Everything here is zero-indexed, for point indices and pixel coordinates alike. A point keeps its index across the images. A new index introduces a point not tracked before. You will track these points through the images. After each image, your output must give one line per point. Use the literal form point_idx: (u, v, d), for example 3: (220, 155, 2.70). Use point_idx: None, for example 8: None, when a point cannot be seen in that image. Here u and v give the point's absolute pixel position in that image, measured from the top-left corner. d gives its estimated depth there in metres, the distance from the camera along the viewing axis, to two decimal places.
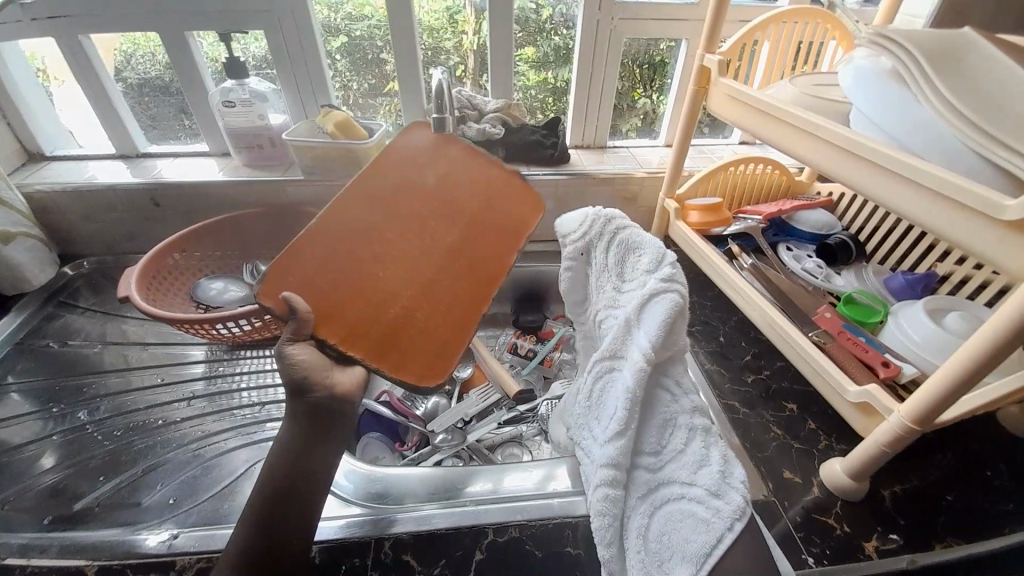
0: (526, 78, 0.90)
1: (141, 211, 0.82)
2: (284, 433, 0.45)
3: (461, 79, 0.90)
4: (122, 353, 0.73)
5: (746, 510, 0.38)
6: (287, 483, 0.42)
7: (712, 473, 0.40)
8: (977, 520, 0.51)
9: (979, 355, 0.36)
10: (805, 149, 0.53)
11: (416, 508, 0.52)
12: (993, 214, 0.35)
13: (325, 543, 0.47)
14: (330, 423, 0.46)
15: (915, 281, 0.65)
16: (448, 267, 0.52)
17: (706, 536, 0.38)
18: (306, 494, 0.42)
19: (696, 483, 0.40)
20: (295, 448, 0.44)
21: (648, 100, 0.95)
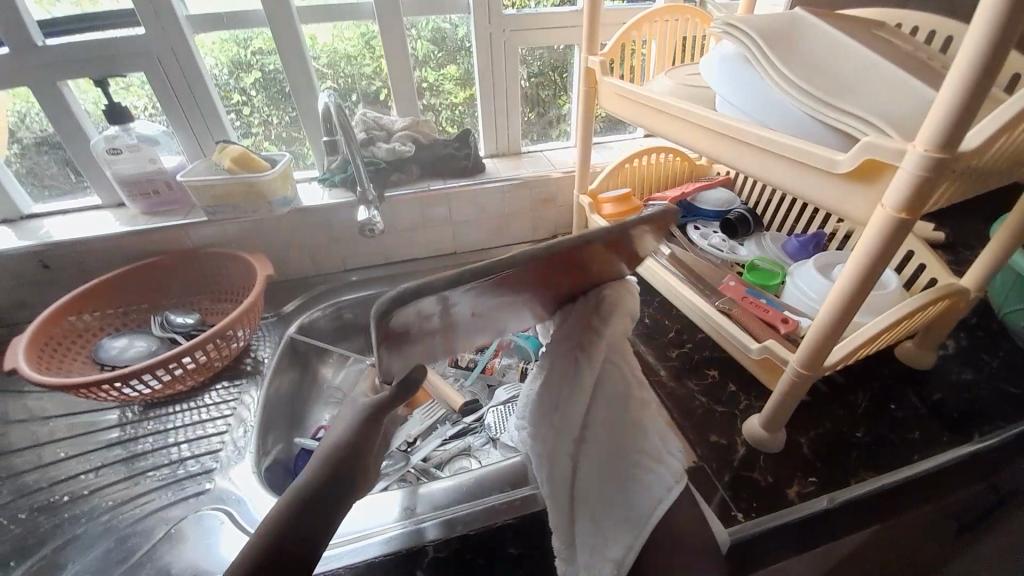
0: (454, 95, 0.92)
1: (30, 275, 0.75)
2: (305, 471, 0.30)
3: (387, 103, 0.90)
4: (23, 430, 0.66)
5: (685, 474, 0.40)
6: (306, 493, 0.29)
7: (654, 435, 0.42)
8: (883, 451, 0.55)
9: (843, 298, 0.40)
10: (683, 134, 0.56)
11: (381, 532, 0.50)
12: (831, 169, 0.39)
13: None
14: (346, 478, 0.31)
15: (807, 242, 0.70)
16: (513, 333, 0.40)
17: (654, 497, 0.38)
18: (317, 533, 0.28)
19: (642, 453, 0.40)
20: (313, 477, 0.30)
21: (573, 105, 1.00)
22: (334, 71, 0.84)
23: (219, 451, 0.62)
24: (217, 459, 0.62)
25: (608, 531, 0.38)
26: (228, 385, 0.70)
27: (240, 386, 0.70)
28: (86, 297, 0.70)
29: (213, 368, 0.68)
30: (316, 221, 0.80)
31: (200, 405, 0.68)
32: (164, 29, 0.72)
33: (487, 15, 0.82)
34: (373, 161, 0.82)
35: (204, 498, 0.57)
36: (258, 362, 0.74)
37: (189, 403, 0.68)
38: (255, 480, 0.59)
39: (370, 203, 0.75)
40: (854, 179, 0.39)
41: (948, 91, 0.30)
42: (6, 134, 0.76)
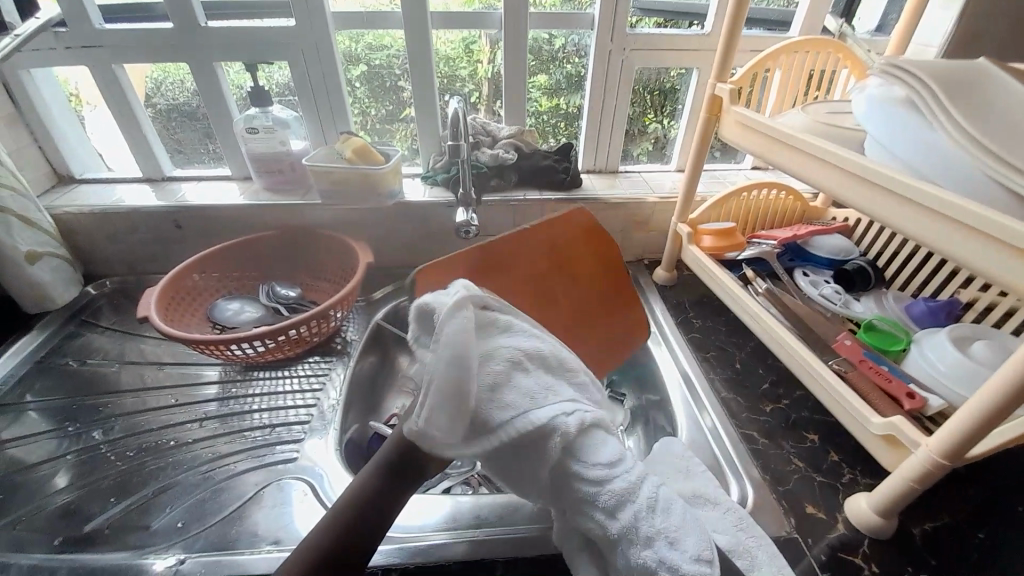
0: (539, 104, 0.92)
1: (164, 232, 0.84)
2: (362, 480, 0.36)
3: (476, 105, 0.93)
4: (140, 372, 0.74)
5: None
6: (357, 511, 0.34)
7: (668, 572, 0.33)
8: (1015, 563, 0.48)
9: (1012, 386, 0.35)
10: (818, 176, 0.52)
11: (424, 537, 0.50)
12: (1016, 242, 0.35)
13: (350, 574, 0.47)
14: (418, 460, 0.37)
15: (938, 309, 0.63)
16: None
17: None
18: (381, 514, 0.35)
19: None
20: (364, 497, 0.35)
21: (658, 125, 0.96)
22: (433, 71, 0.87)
23: (303, 425, 0.66)
24: (299, 432, 0.65)
25: None
26: (320, 360, 0.75)
27: (330, 363, 0.74)
28: (208, 259, 0.77)
29: (310, 343, 0.72)
30: (414, 216, 0.83)
31: (291, 378, 0.72)
32: (310, 24, 0.78)
33: (609, 33, 0.82)
34: (476, 164, 0.83)
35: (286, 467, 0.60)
36: (347, 342, 0.78)
37: (281, 372, 0.73)
38: (334, 456, 0.61)
39: (470, 205, 0.76)
40: None
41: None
42: (141, 97, 0.86)
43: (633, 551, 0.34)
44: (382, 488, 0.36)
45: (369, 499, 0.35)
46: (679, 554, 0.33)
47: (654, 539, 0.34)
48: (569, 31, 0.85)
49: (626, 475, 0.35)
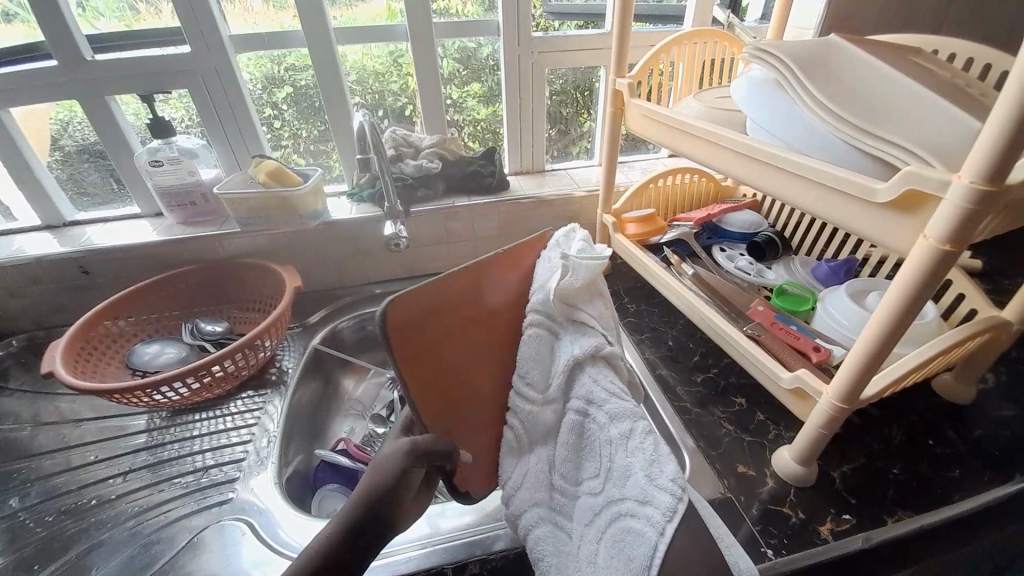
0: (478, 112, 0.94)
1: (71, 280, 0.78)
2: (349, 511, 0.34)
3: (413, 118, 0.92)
4: (56, 431, 0.68)
5: (683, 494, 0.36)
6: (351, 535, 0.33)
7: (640, 481, 0.37)
8: (921, 488, 0.53)
9: (884, 329, 0.39)
10: (713, 158, 0.56)
11: (396, 552, 0.50)
12: (869, 198, 0.39)
13: None
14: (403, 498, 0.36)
15: (839, 268, 0.69)
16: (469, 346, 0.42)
17: (644, 546, 0.36)
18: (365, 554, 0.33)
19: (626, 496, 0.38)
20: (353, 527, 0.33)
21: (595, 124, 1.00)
22: (363, 87, 0.87)
23: (242, 461, 0.63)
24: (239, 468, 0.62)
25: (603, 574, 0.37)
26: (254, 394, 0.72)
27: (265, 396, 0.72)
28: (121, 303, 0.72)
29: (240, 377, 0.69)
30: (344, 234, 0.82)
31: (226, 415, 0.69)
32: (208, 49, 0.75)
33: (517, 39, 0.84)
34: (400, 176, 0.83)
35: (227, 506, 0.58)
36: (282, 371, 0.75)
37: (213, 411, 0.69)
38: (278, 488, 0.59)
39: (397, 217, 0.76)
40: (891, 211, 0.38)
41: (998, 123, 0.30)
42: (49, 141, 0.80)
43: (620, 457, 0.39)
44: (370, 523, 0.34)
45: (358, 531, 0.33)
46: (659, 470, 0.37)
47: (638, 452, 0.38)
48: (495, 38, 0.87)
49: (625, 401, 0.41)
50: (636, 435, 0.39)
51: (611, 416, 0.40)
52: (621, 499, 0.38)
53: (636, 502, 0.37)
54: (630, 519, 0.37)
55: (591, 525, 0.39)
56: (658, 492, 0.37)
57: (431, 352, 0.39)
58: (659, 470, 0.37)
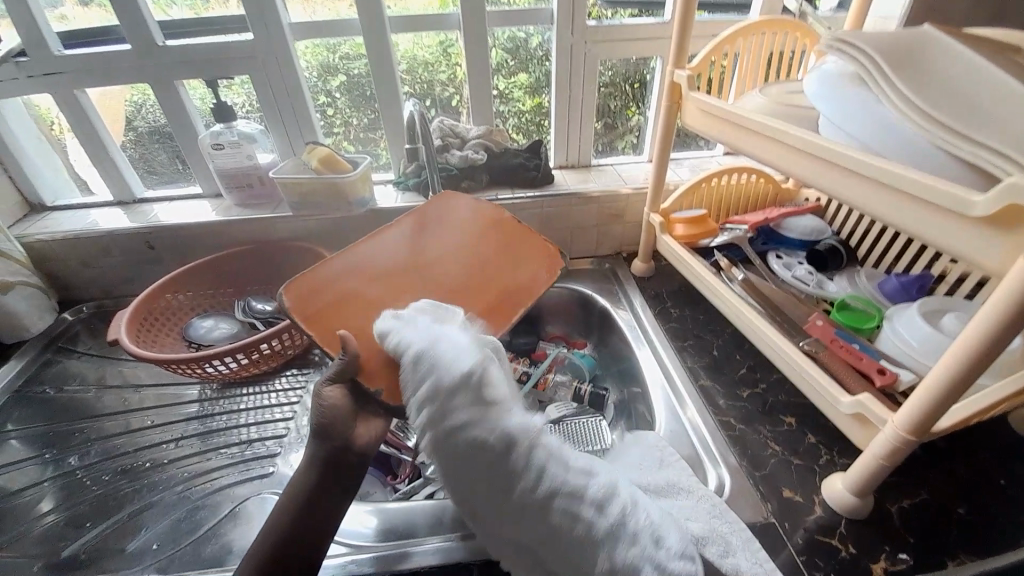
0: (522, 104, 0.92)
1: (137, 254, 0.84)
2: (300, 476, 0.47)
3: (459, 108, 0.93)
4: (117, 395, 0.73)
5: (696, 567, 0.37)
6: (310, 497, 0.46)
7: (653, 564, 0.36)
8: (992, 533, 0.48)
9: (969, 358, 0.35)
10: (777, 159, 0.52)
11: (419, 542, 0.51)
12: (962, 212, 0.35)
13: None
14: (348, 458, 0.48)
15: (910, 284, 0.64)
16: (386, 281, 0.56)
17: None
18: (323, 509, 0.46)
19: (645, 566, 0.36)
20: (307, 491, 0.46)
21: (641, 118, 0.96)
22: (412, 76, 0.87)
23: (281, 438, 0.66)
24: (278, 445, 0.65)
25: None
26: (297, 373, 0.74)
27: (306, 376, 0.74)
28: (181, 278, 0.76)
29: (284, 356, 0.72)
30: (387, 222, 0.83)
31: (271, 392, 0.72)
32: (269, 36, 0.77)
33: (570, 28, 0.82)
34: (446, 167, 0.83)
35: (266, 481, 0.60)
36: (324, 353, 0.77)
37: (257, 387, 0.73)
38: None
39: None
40: (986, 228, 0.34)
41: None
42: (124, 123, 0.86)
43: (619, 551, 0.36)
44: (319, 485, 0.46)
45: (310, 495, 0.46)
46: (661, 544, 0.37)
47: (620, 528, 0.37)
48: (545, 27, 0.85)
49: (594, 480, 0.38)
50: (631, 520, 0.37)
51: (597, 506, 0.37)
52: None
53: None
54: None
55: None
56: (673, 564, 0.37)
57: (349, 285, 0.54)
58: (665, 551, 0.37)
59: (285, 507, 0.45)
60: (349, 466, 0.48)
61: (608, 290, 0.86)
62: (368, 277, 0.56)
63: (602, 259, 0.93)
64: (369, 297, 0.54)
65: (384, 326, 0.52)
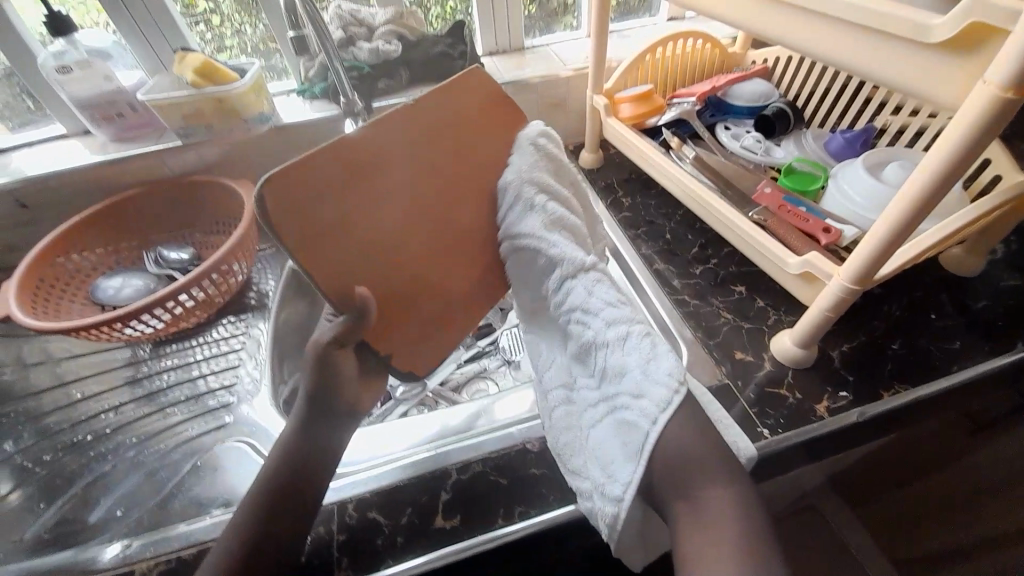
0: None
1: (9, 216, 0.71)
2: (291, 428, 0.44)
3: None
4: (41, 372, 0.66)
5: (677, 386, 0.37)
6: (305, 450, 0.43)
7: (636, 376, 0.38)
8: (919, 362, 0.53)
9: (914, 200, 0.34)
10: (727, 8, 0.46)
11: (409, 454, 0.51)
12: (920, 39, 0.31)
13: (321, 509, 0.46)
14: (337, 409, 0.45)
15: (855, 139, 0.62)
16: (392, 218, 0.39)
17: (638, 436, 0.37)
18: (318, 461, 0.43)
19: (625, 390, 0.39)
20: (300, 446, 0.43)
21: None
22: None
23: (232, 387, 0.62)
24: (230, 394, 0.62)
25: (612, 461, 0.39)
26: (234, 320, 0.69)
27: (247, 320, 0.69)
28: (71, 236, 0.66)
29: (216, 304, 0.66)
30: (300, 139, 0.73)
31: (209, 343, 0.67)
32: None
33: None
34: (356, 64, 0.72)
35: (227, 431, 0.57)
36: (262, 295, 0.71)
37: (193, 341, 0.67)
38: (276, 411, 0.59)
39: (357, 115, 0.66)
40: (943, 56, 0.31)
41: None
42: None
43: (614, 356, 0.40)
44: (312, 435, 0.44)
45: (301, 448, 0.43)
46: (654, 367, 0.38)
47: (634, 347, 0.39)
48: None
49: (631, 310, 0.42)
50: (629, 339, 0.40)
51: (609, 324, 0.41)
52: (619, 393, 0.40)
53: (632, 394, 0.38)
54: (624, 408, 0.39)
55: (594, 410, 0.42)
56: (654, 386, 0.37)
57: (336, 232, 0.36)
58: (656, 368, 0.38)
59: (276, 459, 0.42)
60: (342, 416, 0.46)
61: None
62: (361, 213, 0.37)
63: None
64: (370, 249, 0.38)
65: (395, 285, 0.41)
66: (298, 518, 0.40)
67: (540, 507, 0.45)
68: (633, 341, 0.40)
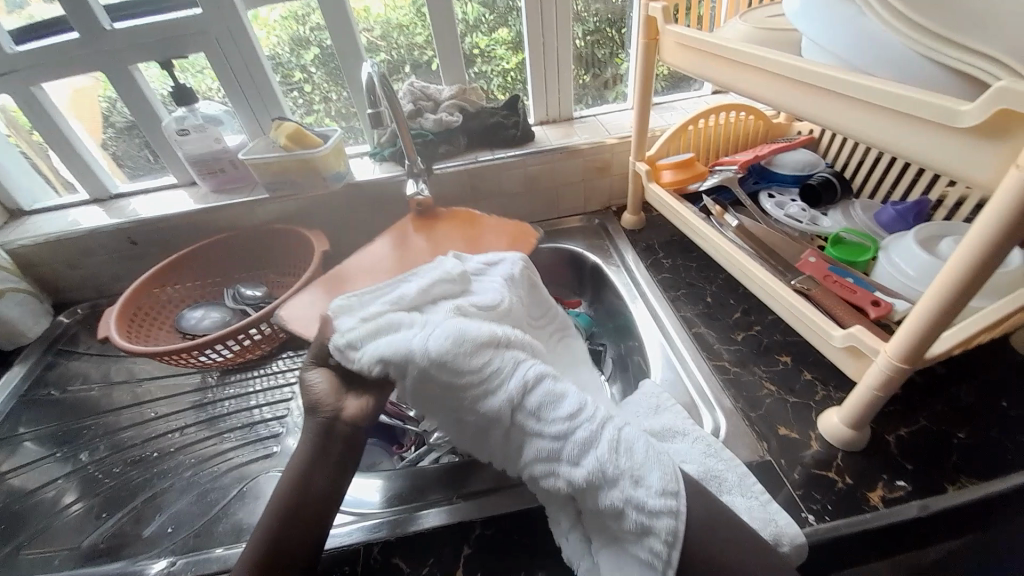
0: (505, 61, 0.88)
1: (121, 251, 0.83)
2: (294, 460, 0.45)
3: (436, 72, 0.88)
4: (122, 390, 0.74)
5: (676, 509, 0.36)
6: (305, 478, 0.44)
7: (633, 494, 0.37)
8: (988, 454, 0.48)
9: (959, 280, 0.33)
10: (762, 90, 0.48)
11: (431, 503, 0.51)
12: (951, 124, 0.32)
13: (349, 550, 0.47)
14: (337, 440, 0.46)
15: (906, 212, 0.61)
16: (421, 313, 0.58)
17: (650, 552, 0.37)
18: (324, 483, 0.44)
19: (627, 510, 0.37)
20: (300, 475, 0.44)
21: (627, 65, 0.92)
22: (389, 43, 0.83)
23: (281, 419, 0.67)
24: (279, 425, 0.66)
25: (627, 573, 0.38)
26: (293, 355, 0.75)
27: (304, 356, 0.74)
28: (166, 272, 0.76)
29: (279, 339, 0.72)
30: (367, 195, 0.82)
31: (267, 375, 0.72)
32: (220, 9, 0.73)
33: None
34: (421, 132, 0.80)
35: (273, 459, 0.61)
36: None
37: (254, 372, 0.73)
38: None
39: (419, 176, 0.73)
40: (977, 141, 0.31)
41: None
42: (101, 119, 0.83)
43: (603, 495, 0.37)
44: (314, 465, 0.45)
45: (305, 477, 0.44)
46: (645, 491, 0.37)
47: (620, 480, 0.37)
48: None
49: (588, 424, 0.38)
50: (615, 460, 0.38)
51: (579, 448, 0.38)
52: (620, 520, 0.37)
53: (640, 518, 0.37)
54: (634, 532, 0.37)
55: (598, 536, 0.40)
56: (656, 505, 0.37)
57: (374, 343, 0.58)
58: (646, 485, 0.37)
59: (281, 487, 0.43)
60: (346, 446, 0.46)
61: (599, 246, 0.84)
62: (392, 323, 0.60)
63: (591, 215, 0.91)
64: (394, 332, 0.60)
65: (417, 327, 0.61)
66: (305, 534, 0.42)
67: (563, 574, 0.44)
68: (614, 458, 0.38)
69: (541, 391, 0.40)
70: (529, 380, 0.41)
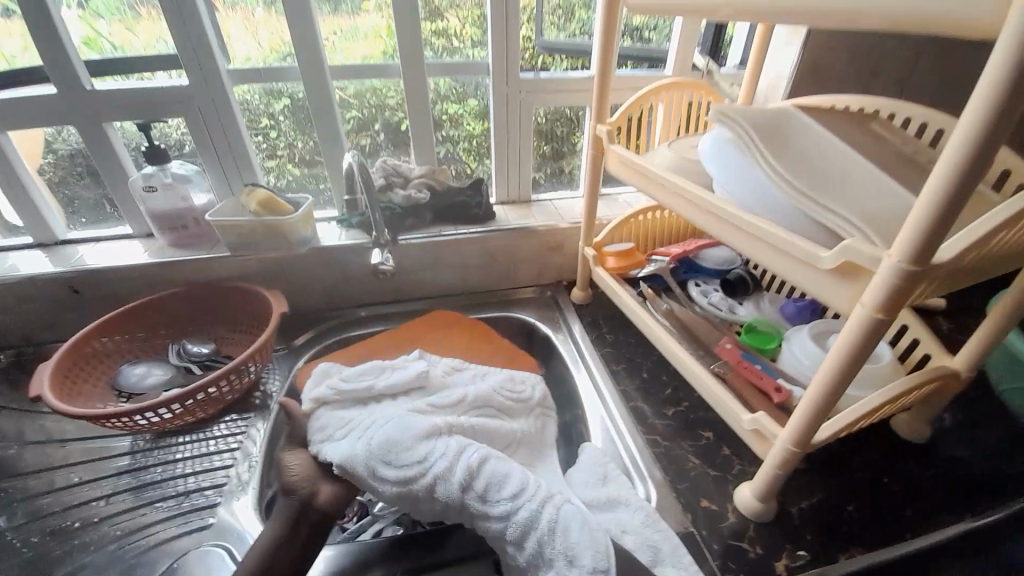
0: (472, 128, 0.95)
1: (61, 299, 0.79)
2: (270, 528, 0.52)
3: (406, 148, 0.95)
4: (41, 451, 0.69)
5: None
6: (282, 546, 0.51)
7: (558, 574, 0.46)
8: (875, 526, 0.56)
9: (829, 381, 0.42)
10: (682, 210, 0.58)
11: None
12: (815, 263, 0.41)
13: None
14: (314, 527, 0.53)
15: (804, 308, 0.73)
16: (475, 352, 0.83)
17: None
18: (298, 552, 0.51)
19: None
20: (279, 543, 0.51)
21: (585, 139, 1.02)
22: (361, 102, 0.89)
23: (217, 488, 0.64)
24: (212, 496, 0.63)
25: None
26: (237, 418, 0.73)
27: (248, 420, 0.73)
28: (113, 323, 0.74)
29: (225, 400, 0.71)
30: (330, 259, 0.85)
31: (209, 439, 0.70)
32: (207, 84, 0.78)
33: (504, 79, 0.88)
34: (389, 206, 0.86)
35: (208, 534, 0.59)
36: (267, 394, 0.76)
37: (195, 434, 0.71)
38: (259, 515, 0.61)
39: (384, 247, 0.78)
40: (836, 276, 0.41)
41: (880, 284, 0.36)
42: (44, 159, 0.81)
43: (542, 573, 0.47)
44: (289, 540, 0.51)
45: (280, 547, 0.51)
46: (578, 567, 0.45)
47: (557, 559, 0.46)
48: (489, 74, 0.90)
49: (529, 503, 0.50)
50: (556, 545, 0.47)
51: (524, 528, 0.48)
52: None
53: None
54: None
55: None
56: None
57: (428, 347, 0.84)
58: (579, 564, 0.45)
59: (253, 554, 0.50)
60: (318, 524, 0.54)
61: (549, 317, 0.91)
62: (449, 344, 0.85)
63: (543, 287, 0.98)
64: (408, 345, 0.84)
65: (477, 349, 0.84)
66: None
67: None
68: (579, 530, 0.47)
69: (485, 475, 0.52)
70: (473, 467, 0.53)
